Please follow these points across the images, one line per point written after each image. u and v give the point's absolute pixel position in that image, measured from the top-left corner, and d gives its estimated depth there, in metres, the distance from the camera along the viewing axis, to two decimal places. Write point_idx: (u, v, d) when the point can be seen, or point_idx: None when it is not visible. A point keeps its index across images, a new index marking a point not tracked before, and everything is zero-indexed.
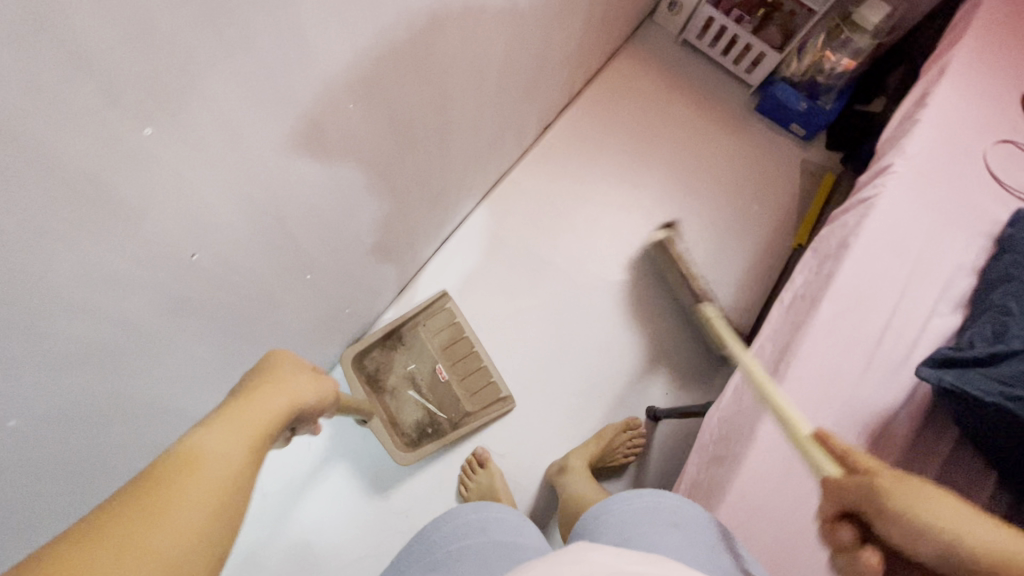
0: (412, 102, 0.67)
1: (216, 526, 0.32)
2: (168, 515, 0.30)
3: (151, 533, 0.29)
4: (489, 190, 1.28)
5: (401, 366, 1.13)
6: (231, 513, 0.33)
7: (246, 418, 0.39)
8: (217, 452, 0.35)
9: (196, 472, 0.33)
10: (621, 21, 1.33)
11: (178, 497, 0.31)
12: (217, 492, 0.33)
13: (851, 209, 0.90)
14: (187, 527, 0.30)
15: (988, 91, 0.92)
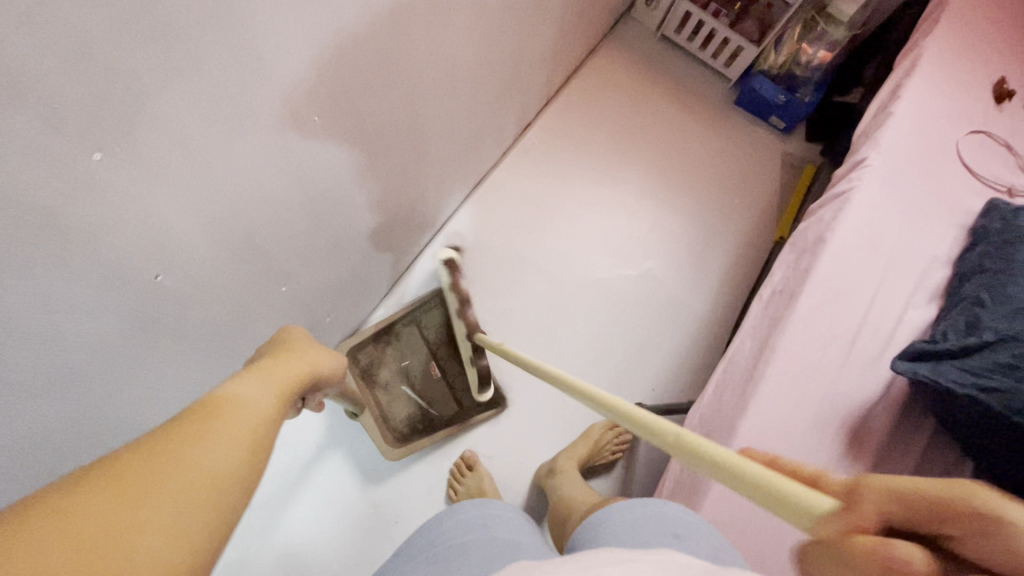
0: (380, 106, 0.66)
1: (254, 455, 0.34)
2: (216, 438, 0.33)
3: (204, 446, 0.32)
4: (471, 191, 1.28)
5: (394, 361, 1.14)
6: (261, 454, 0.35)
7: (278, 374, 0.44)
8: (251, 400, 0.38)
9: (240, 407, 0.37)
10: (598, 17, 1.33)
11: (228, 420, 0.35)
12: (253, 429, 0.36)
13: (827, 203, 0.90)
14: (232, 451, 0.33)
15: (959, 82, 0.93)
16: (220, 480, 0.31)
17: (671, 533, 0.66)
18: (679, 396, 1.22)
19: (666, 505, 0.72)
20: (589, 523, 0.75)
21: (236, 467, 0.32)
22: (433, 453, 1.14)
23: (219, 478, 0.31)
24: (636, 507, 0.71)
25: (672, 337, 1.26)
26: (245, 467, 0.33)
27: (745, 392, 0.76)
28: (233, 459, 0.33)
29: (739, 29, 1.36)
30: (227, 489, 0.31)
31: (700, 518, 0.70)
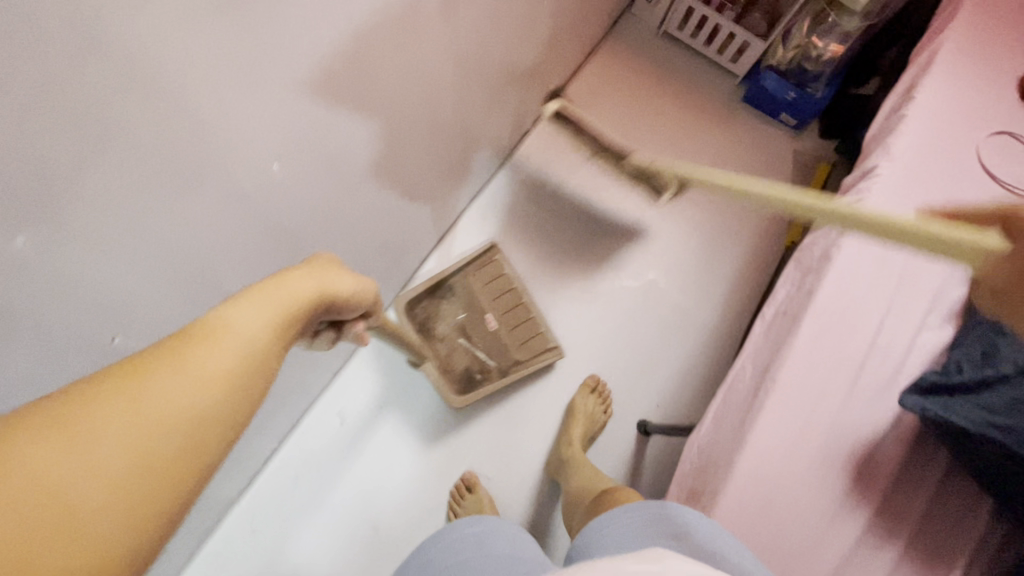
0: (341, 133, 0.64)
1: (226, 402, 0.29)
2: (176, 380, 0.28)
3: (171, 386, 0.28)
4: (467, 205, 1.25)
5: (449, 315, 1.19)
6: (241, 390, 0.30)
7: (275, 300, 0.37)
8: (236, 329, 0.32)
9: (215, 343, 0.31)
10: (595, 18, 1.28)
11: (196, 358, 0.29)
12: (228, 368, 0.30)
13: (833, 216, 0.85)
14: (194, 396, 0.28)
15: (981, 79, 0.86)
16: (175, 437, 0.26)
17: (669, 538, 0.62)
18: (687, 413, 1.16)
19: (669, 507, 0.68)
20: (586, 529, 0.71)
21: (199, 419, 0.28)
22: (434, 471, 1.13)
23: (176, 433, 0.26)
24: (635, 513, 0.68)
25: (679, 350, 1.21)
26: (208, 425, 0.28)
27: (744, 421, 0.73)
28: (197, 410, 0.28)
29: (745, 23, 1.31)
30: (186, 448, 0.27)
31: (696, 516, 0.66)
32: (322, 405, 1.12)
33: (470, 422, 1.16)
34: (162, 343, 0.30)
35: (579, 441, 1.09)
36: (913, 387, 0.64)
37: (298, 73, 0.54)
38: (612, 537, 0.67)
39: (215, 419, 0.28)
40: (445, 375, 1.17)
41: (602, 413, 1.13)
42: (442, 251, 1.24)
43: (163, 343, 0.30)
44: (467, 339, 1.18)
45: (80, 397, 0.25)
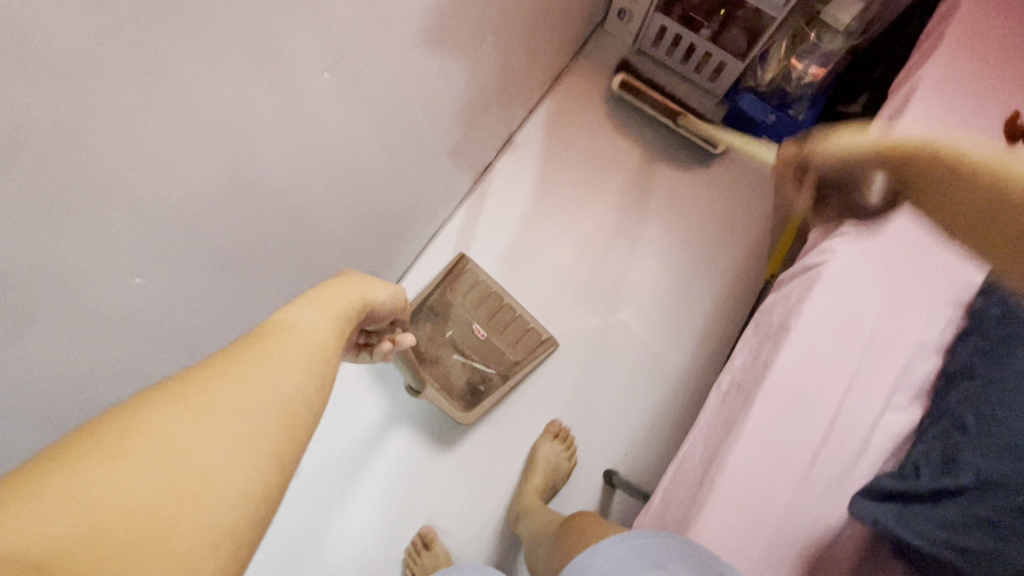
0: (247, 229, 0.58)
1: (306, 382, 0.37)
2: (268, 362, 0.36)
3: (268, 367, 0.36)
4: (425, 244, 1.16)
5: (438, 334, 1.12)
6: (318, 375, 0.38)
7: (329, 303, 0.45)
8: (303, 328, 0.41)
9: (290, 337, 0.39)
10: (562, 40, 1.18)
11: (279, 348, 0.38)
12: (304, 356, 0.38)
13: (796, 277, 0.78)
14: (285, 376, 0.36)
15: (960, 126, 0.79)
16: (274, 406, 0.34)
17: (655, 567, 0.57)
18: (656, 463, 1.10)
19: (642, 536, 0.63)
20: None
21: (290, 392, 0.35)
22: (388, 532, 1.05)
23: (274, 402, 0.34)
24: (610, 546, 0.62)
25: (649, 395, 1.14)
26: (294, 402, 0.35)
27: (688, 513, 0.67)
28: (290, 384, 0.36)
29: (723, 41, 1.19)
30: (282, 415, 0.34)
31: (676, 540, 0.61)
32: None
33: (428, 475, 1.09)
34: (247, 340, 0.38)
35: (540, 494, 1.04)
36: (867, 493, 0.60)
37: (162, 196, 0.45)
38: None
39: (302, 395, 0.36)
40: (401, 426, 1.10)
41: (566, 460, 1.07)
42: (420, 268, 1.16)
43: (247, 340, 0.38)
44: (462, 352, 1.12)
45: (199, 378, 0.33)
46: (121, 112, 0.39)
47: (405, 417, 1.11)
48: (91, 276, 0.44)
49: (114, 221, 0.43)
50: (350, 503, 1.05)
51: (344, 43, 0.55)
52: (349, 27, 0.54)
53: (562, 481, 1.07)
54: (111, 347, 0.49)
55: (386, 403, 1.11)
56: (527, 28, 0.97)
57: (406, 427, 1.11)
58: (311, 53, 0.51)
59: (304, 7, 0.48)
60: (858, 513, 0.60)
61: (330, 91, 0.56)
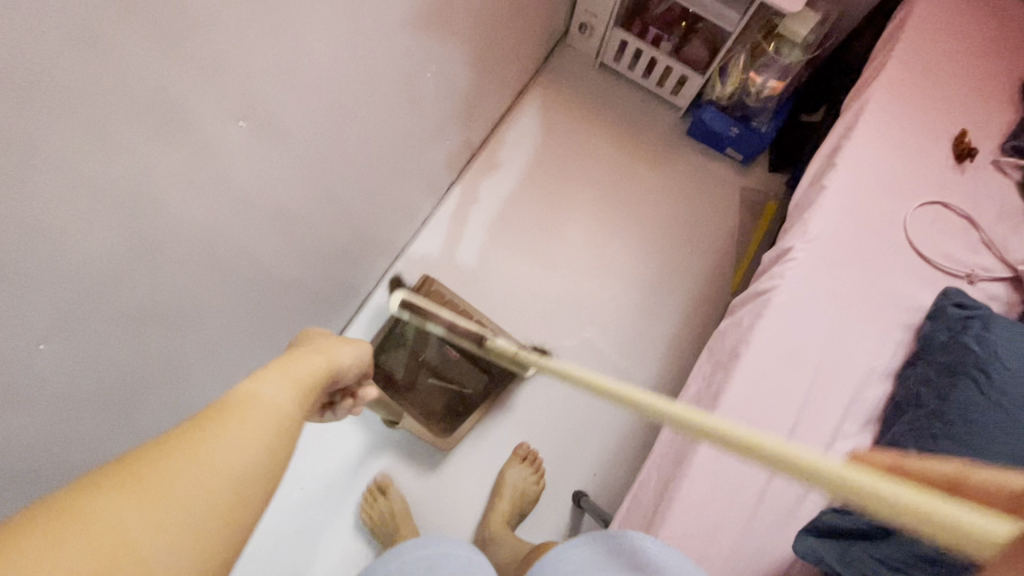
0: (168, 283, 0.55)
1: (266, 455, 0.31)
2: (231, 431, 0.31)
3: (229, 436, 0.30)
4: (387, 270, 1.14)
5: (409, 360, 1.12)
6: (285, 448, 0.33)
7: (303, 370, 0.40)
8: (268, 399, 0.35)
9: (258, 404, 0.34)
10: (520, 58, 1.17)
11: (244, 417, 0.32)
12: (267, 429, 0.33)
13: (747, 302, 0.77)
14: (240, 452, 0.30)
15: (907, 142, 0.80)
16: (220, 495, 0.28)
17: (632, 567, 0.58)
18: (624, 484, 1.08)
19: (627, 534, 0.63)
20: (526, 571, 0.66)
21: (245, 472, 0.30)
22: (351, 566, 1.02)
23: (228, 485, 0.28)
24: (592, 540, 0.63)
25: (616, 414, 1.13)
26: (252, 481, 0.30)
27: None
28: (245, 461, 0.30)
29: (684, 54, 1.20)
30: (232, 498, 0.28)
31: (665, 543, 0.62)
32: None
33: None
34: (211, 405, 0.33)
35: (508, 518, 1.02)
36: (811, 531, 0.62)
37: (54, 266, 0.43)
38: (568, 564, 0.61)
39: (263, 472, 0.31)
40: (368, 455, 1.08)
41: (534, 484, 1.05)
42: (382, 294, 1.14)
43: (202, 413, 0.32)
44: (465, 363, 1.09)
45: (153, 450, 0.28)
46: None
47: (367, 447, 1.08)
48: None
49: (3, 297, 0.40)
50: (317, 536, 1.02)
51: (257, 94, 0.53)
52: (260, 77, 0.52)
53: (530, 506, 1.05)
54: (15, 419, 0.47)
55: (348, 432, 1.09)
56: (480, 50, 0.96)
57: (369, 456, 1.08)
58: (220, 107, 0.49)
59: (202, 61, 0.45)
60: (801, 551, 0.61)
61: (247, 140, 0.55)
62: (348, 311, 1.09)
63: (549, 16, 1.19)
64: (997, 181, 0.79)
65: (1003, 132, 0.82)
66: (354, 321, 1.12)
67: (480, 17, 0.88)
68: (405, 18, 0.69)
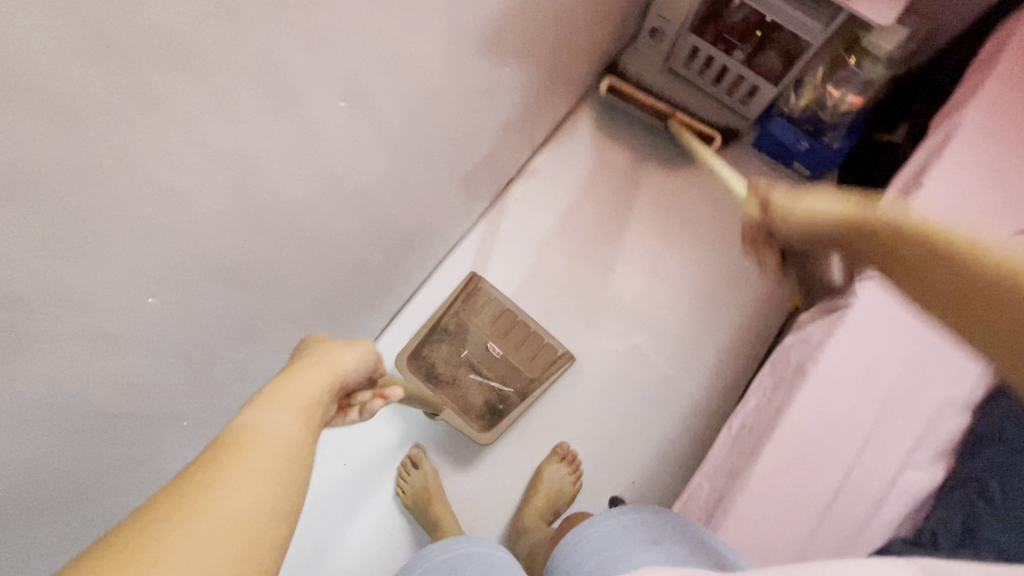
0: (256, 250, 0.58)
1: (275, 492, 0.35)
2: (232, 476, 0.34)
3: (232, 483, 0.34)
4: (442, 258, 1.16)
5: (452, 355, 1.12)
6: (290, 480, 0.36)
7: (299, 393, 0.43)
8: (270, 432, 0.38)
9: (256, 443, 0.37)
10: (592, 56, 1.17)
11: (244, 461, 0.35)
12: (272, 464, 0.36)
13: (817, 319, 0.76)
14: (249, 494, 0.34)
15: (1001, 167, 0.76)
16: (236, 531, 0.32)
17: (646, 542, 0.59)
18: (663, 495, 1.06)
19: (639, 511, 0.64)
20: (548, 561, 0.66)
21: (253, 515, 0.33)
22: (387, 544, 1.04)
23: (241, 524, 0.32)
24: (606, 518, 0.64)
25: (660, 423, 1.11)
26: (261, 517, 0.33)
27: None
28: (252, 503, 0.33)
29: (756, 63, 1.17)
30: (243, 538, 0.32)
31: (672, 516, 0.64)
32: None
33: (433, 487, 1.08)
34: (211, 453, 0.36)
35: (540, 518, 1.02)
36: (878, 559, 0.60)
37: (167, 220, 0.45)
38: (590, 544, 0.62)
39: (271, 504, 0.34)
40: (412, 438, 1.11)
41: (571, 483, 1.04)
42: (436, 282, 1.16)
43: (206, 460, 0.35)
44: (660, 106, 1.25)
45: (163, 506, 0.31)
46: (122, 147, 0.38)
47: (411, 430, 1.11)
48: (89, 298, 0.43)
49: (113, 245, 0.43)
50: (354, 512, 1.05)
51: (358, 74, 0.55)
52: (362, 58, 0.54)
53: (566, 506, 1.04)
54: (117, 366, 0.50)
55: (393, 413, 1.11)
56: (559, 45, 0.96)
57: (412, 438, 1.11)
58: (327, 85, 0.52)
59: (315, 39, 0.47)
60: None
61: (344, 118, 0.57)
62: (404, 295, 1.12)
63: (623, 17, 1.18)
64: None
65: None
66: (407, 307, 1.14)
67: (563, 13, 0.88)
68: (496, 9, 0.69)
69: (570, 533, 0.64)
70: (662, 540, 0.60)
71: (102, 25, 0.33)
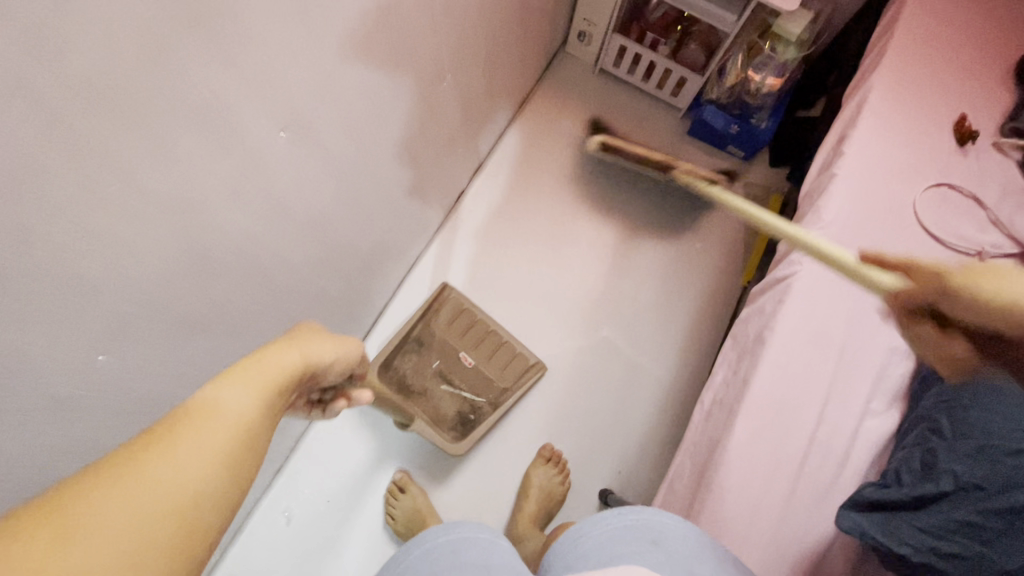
0: (210, 292, 0.57)
1: (216, 484, 0.31)
2: (177, 455, 0.30)
3: (170, 466, 0.30)
4: (404, 277, 1.16)
5: (425, 365, 1.13)
6: (238, 469, 0.33)
7: (265, 372, 0.38)
8: (221, 414, 0.33)
9: (207, 421, 0.33)
10: (526, 64, 1.20)
11: (190, 439, 0.31)
12: (220, 449, 0.32)
13: (768, 290, 0.80)
14: (184, 489, 0.29)
15: (910, 129, 0.83)
16: (169, 517, 0.29)
17: (648, 544, 0.60)
18: (650, 478, 1.09)
19: (642, 509, 0.65)
20: (545, 561, 0.68)
21: (188, 502, 0.29)
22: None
23: (166, 524, 0.28)
24: (610, 516, 0.65)
25: (637, 411, 1.13)
26: (197, 508, 0.30)
27: None
28: (186, 497, 0.29)
29: (681, 56, 1.23)
30: (166, 540, 0.28)
31: (675, 516, 0.64)
32: (261, 509, 1.00)
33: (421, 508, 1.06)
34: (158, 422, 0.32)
35: (534, 518, 1.02)
36: (852, 506, 0.63)
37: (112, 274, 0.44)
38: (591, 543, 0.63)
39: (210, 494, 0.31)
40: (393, 463, 1.09)
41: (560, 484, 1.05)
42: (402, 302, 1.15)
43: (155, 429, 0.31)
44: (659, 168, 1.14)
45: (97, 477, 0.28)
46: (59, 206, 0.37)
47: (393, 455, 1.09)
48: (37, 365, 0.41)
49: (59, 307, 0.41)
50: (341, 550, 1.02)
51: (296, 104, 0.54)
52: (299, 86, 0.54)
53: (558, 506, 1.05)
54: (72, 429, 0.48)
55: (373, 440, 1.09)
56: (492, 55, 0.98)
57: (395, 464, 1.09)
58: (266, 116, 0.51)
59: (247, 69, 0.47)
60: (845, 526, 0.62)
61: (286, 149, 0.56)
62: (370, 319, 1.11)
63: (551, 25, 1.22)
64: (998, 162, 0.82)
65: (1004, 114, 0.84)
66: (379, 325, 1.13)
67: (491, 27, 0.90)
68: (427, 28, 0.71)
69: (572, 530, 0.66)
70: (664, 541, 0.60)
71: (36, 85, 0.32)
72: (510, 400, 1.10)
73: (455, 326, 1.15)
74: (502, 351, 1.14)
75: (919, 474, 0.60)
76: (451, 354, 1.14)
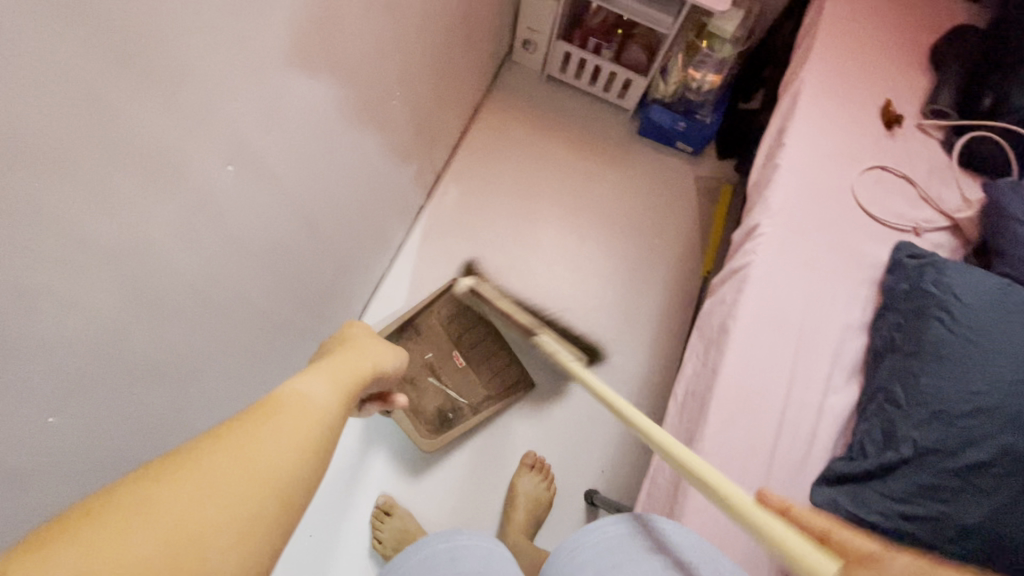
0: (167, 336, 0.54)
1: (306, 461, 0.36)
2: (279, 429, 0.36)
3: (275, 437, 0.36)
4: (370, 299, 1.15)
5: (417, 355, 1.12)
6: (321, 453, 0.38)
7: (337, 377, 0.48)
8: (307, 402, 0.41)
9: (300, 408, 0.40)
10: (474, 75, 1.21)
11: (287, 420, 0.38)
12: (309, 431, 0.38)
13: (727, 280, 0.83)
14: (281, 454, 0.35)
15: (842, 116, 0.88)
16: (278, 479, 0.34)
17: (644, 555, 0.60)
18: (632, 473, 1.11)
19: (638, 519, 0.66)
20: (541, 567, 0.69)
21: (292, 471, 0.35)
22: None
23: (273, 483, 0.33)
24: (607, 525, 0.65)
25: None
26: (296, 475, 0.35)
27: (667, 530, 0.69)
28: (286, 464, 0.35)
29: (625, 58, 1.26)
30: (274, 498, 0.33)
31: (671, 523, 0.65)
32: None
33: None
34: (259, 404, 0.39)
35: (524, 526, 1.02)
36: (824, 480, 0.67)
37: (56, 334, 0.41)
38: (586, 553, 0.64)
39: (306, 469, 0.36)
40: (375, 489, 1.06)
41: (546, 489, 1.05)
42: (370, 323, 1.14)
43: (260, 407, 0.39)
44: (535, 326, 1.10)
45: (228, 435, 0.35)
46: None
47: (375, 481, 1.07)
48: None
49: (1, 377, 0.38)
50: None
51: (240, 136, 0.53)
52: (239, 115, 0.52)
53: (545, 512, 1.05)
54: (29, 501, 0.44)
55: (353, 467, 1.07)
56: (439, 70, 0.98)
57: (377, 489, 1.06)
58: (210, 151, 0.50)
59: (185, 104, 0.45)
60: (820, 501, 0.65)
61: (233, 184, 0.55)
62: None
63: (495, 36, 1.23)
64: (923, 142, 0.88)
65: (923, 97, 0.91)
66: None
67: (435, 43, 0.90)
68: (370, 48, 0.70)
69: (567, 540, 0.67)
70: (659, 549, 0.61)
71: None
72: (495, 406, 1.11)
73: (452, 325, 1.14)
74: (491, 358, 1.14)
75: (881, 444, 0.64)
76: (445, 351, 1.13)
